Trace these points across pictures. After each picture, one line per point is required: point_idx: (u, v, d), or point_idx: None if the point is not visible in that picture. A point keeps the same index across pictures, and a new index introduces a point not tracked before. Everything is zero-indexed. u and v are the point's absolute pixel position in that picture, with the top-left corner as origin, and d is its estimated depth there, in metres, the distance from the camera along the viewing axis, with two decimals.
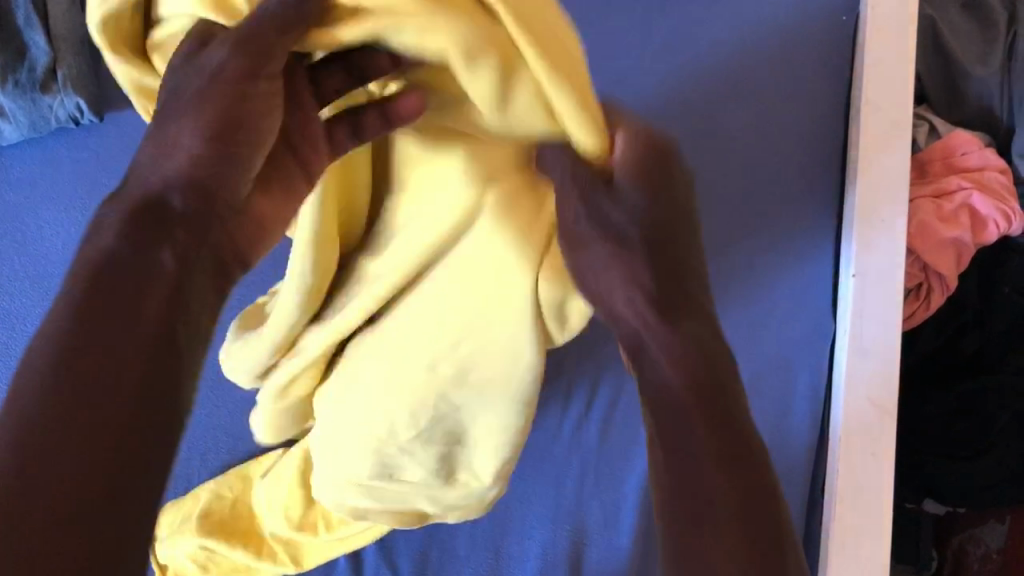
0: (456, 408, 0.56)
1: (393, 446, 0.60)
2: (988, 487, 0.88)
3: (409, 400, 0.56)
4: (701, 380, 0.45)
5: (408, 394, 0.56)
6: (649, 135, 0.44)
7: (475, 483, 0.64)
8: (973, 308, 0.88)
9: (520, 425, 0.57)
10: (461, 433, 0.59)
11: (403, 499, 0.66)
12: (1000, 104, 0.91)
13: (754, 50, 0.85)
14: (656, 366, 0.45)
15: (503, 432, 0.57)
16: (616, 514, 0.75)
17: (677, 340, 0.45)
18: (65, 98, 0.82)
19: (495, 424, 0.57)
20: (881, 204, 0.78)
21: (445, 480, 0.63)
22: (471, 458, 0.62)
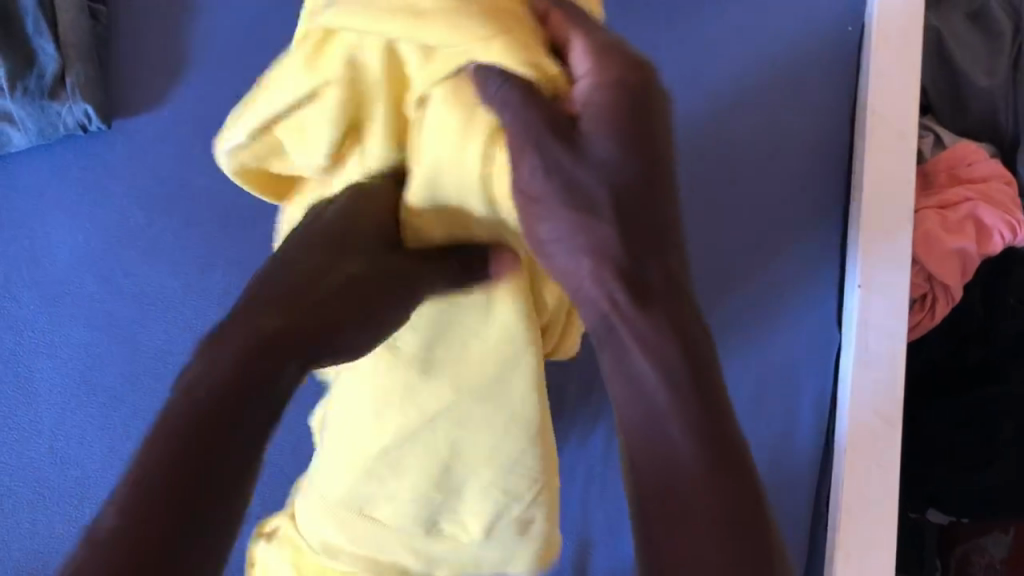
0: (454, 448, 0.60)
1: (384, 473, 0.61)
2: (988, 499, 0.87)
3: (408, 428, 0.60)
4: (676, 368, 0.47)
5: (409, 423, 0.59)
6: (623, 80, 0.47)
7: (461, 535, 0.63)
8: (977, 318, 0.89)
9: (513, 469, 0.61)
10: (453, 476, 0.61)
11: (383, 546, 0.63)
12: (1006, 117, 0.91)
13: (760, 60, 0.85)
14: (634, 359, 0.48)
15: (496, 475, 0.61)
16: (621, 522, 0.75)
17: (654, 328, 0.47)
18: (73, 105, 0.83)
19: (488, 465, 0.61)
20: (886, 214, 0.78)
21: (428, 529, 0.63)
22: (457, 502, 0.62)
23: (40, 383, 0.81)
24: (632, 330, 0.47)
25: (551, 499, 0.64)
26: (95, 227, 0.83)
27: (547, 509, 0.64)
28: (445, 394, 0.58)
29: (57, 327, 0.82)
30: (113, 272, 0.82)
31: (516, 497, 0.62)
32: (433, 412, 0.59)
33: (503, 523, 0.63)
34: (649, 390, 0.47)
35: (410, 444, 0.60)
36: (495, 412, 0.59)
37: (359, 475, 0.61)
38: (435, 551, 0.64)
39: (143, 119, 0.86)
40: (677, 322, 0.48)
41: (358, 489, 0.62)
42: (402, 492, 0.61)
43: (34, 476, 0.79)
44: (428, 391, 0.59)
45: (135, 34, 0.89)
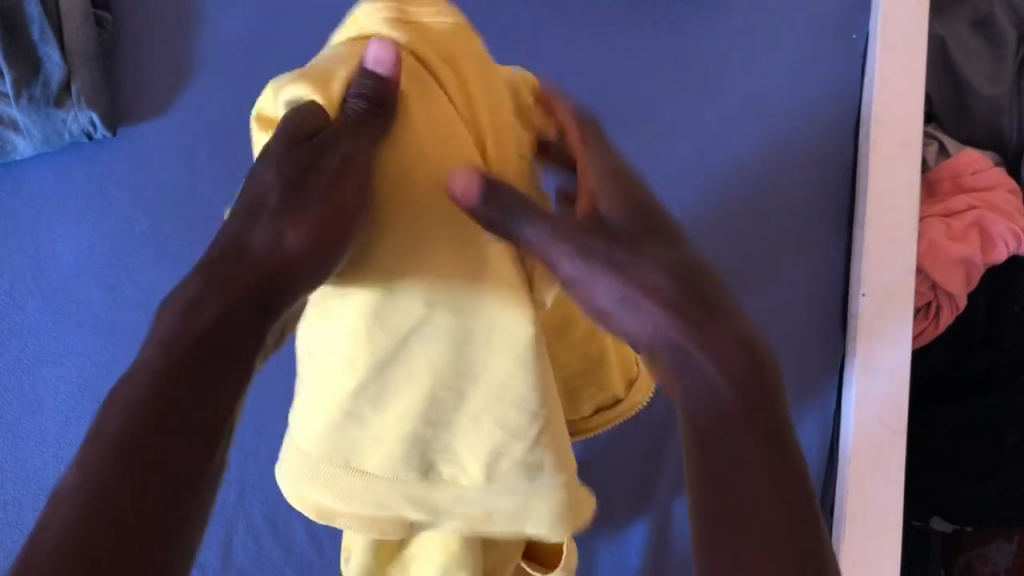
0: (442, 371, 0.47)
1: (362, 409, 0.49)
2: (992, 510, 0.87)
3: (377, 360, 0.47)
4: (744, 383, 0.39)
5: (374, 353, 0.46)
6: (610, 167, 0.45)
7: (463, 478, 0.52)
8: (981, 328, 0.89)
9: (528, 402, 0.48)
10: (447, 410, 0.49)
11: (378, 504, 0.51)
12: (1011, 124, 0.92)
13: (765, 68, 0.86)
14: (696, 371, 0.40)
15: (503, 403, 0.48)
16: (626, 528, 0.77)
17: (716, 346, 0.40)
18: (78, 113, 0.83)
19: (490, 391, 0.48)
20: (891, 221, 0.78)
21: (423, 472, 0.51)
22: (450, 438, 0.50)
23: (44, 390, 0.81)
24: (704, 352, 0.40)
25: (563, 438, 0.51)
26: (99, 235, 0.83)
27: (555, 458, 0.51)
28: (422, 321, 0.46)
29: (60, 334, 0.82)
30: (117, 279, 0.82)
31: (519, 438, 0.49)
32: (409, 334, 0.46)
33: (503, 466, 0.51)
34: (711, 392, 0.40)
35: (387, 385, 0.48)
36: (481, 330, 0.46)
37: (336, 423, 0.49)
38: (435, 499, 0.52)
39: (148, 125, 0.86)
40: (742, 343, 0.40)
41: (339, 440, 0.50)
42: (387, 438, 0.49)
43: (37, 484, 0.78)
44: (400, 327, 0.46)
45: (140, 42, 0.89)
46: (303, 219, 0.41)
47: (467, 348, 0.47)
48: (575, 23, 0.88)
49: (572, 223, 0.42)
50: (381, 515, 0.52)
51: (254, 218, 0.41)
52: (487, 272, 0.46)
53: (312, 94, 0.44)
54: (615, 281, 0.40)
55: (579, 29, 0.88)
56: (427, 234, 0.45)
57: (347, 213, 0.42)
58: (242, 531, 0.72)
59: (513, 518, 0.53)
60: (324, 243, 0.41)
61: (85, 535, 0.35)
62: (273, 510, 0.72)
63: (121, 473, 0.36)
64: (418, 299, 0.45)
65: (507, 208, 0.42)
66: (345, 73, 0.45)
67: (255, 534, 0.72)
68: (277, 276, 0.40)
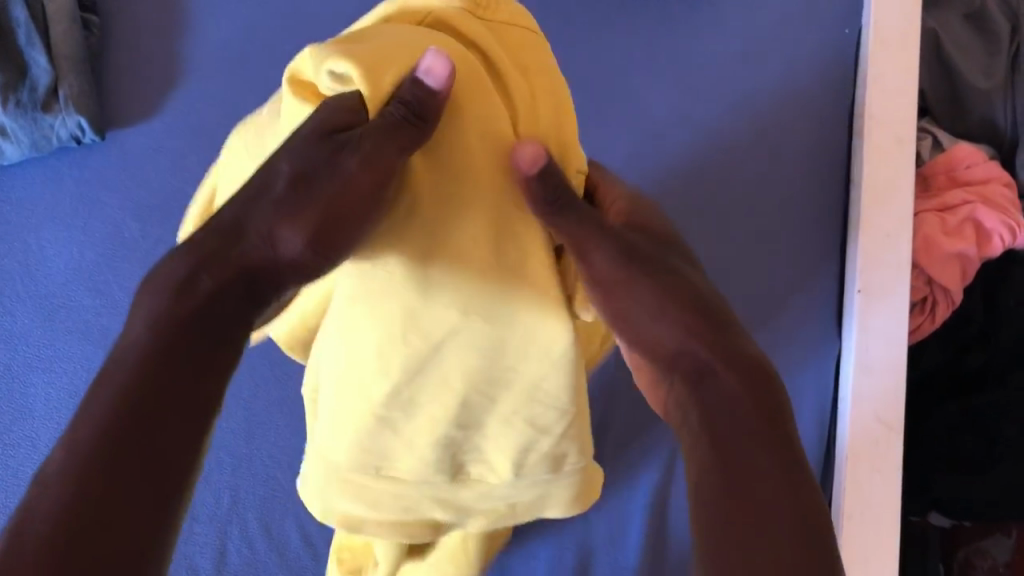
0: (475, 376, 0.48)
1: (393, 415, 0.49)
2: (993, 505, 0.87)
3: (410, 369, 0.47)
4: (763, 398, 0.41)
5: (407, 360, 0.46)
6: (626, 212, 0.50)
7: (491, 477, 0.53)
8: (977, 322, 0.89)
9: (560, 401, 0.49)
10: (479, 414, 0.50)
11: (407, 507, 0.53)
12: (1005, 117, 0.91)
13: (758, 64, 0.85)
14: (720, 385, 0.41)
15: (535, 404, 0.49)
16: (624, 531, 0.73)
17: (738, 362, 0.42)
18: (66, 117, 0.82)
19: (522, 394, 0.49)
20: (885, 217, 0.78)
21: (453, 475, 0.53)
22: (479, 439, 0.51)
23: (36, 397, 0.80)
24: (731, 368, 0.42)
25: (585, 430, 0.53)
26: (89, 240, 0.83)
27: (577, 445, 0.53)
28: (462, 329, 0.46)
29: (51, 341, 0.81)
30: (108, 284, 0.82)
31: (549, 434, 0.51)
32: (443, 340, 0.46)
33: (531, 460, 0.52)
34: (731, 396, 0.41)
35: (426, 389, 0.48)
36: (514, 334, 0.46)
37: (364, 429, 0.49)
38: (458, 493, 0.53)
39: (136, 128, 0.85)
40: (761, 373, 0.42)
41: (367, 446, 0.50)
42: (418, 440, 0.50)
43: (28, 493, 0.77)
44: (437, 334, 0.46)
45: (129, 44, 0.89)
46: (303, 216, 0.39)
47: (499, 351, 0.47)
48: (567, 21, 0.88)
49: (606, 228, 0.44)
50: (406, 518, 0.54)
51: (256, 202, 0.40)
52: (520, 279, 0.46)
53: (358, 77, 0.42)
54: (651, 289, 0.43)
55: (570, 26, 0.88)
56: (467, 245, 0.45)
57: (354, 217, 0.40)
58: (237, 534, 0.71)
59: (533, 505, 0.55)
60: (323, 241, 0.40)
61: (70, 522, 0.34)
62: (267, 514, 0.72)
63: (108, 465, 0.36)
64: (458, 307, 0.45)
65: (555, 194, 0.43)
66: (400, 60, 0.43)
67: (249, 540, 0.71)
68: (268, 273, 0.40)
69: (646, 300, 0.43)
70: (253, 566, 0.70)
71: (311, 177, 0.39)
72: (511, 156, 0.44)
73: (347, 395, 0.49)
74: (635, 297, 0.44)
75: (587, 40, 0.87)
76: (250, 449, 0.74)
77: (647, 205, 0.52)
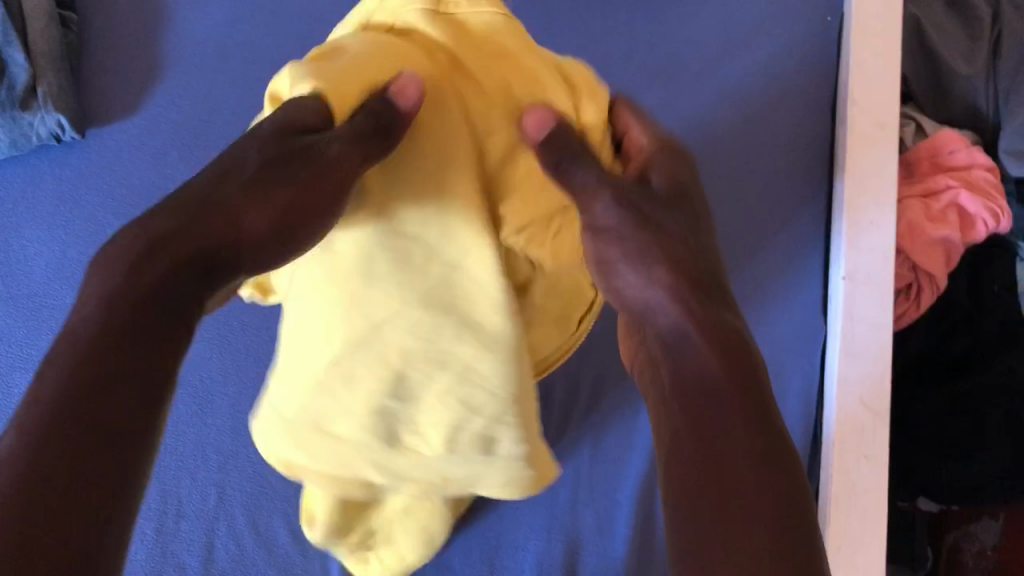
0: (419, 337, 0.49)
1: (336, 370, 0.50)
2: (983, 488, 0.87)
3: (357, 324, 0.49)
4: (731, 365, 0.44)
5: (356, 313, 0.48)
6: (671, 173, 0.54)
7: (425, 450, 0.54)
8: (962, 306, 0.88)
9: (499, 377, 0.50)
10: (418, 379, 0.51)
11: (342, 465, 0.54)
12: (987, 103, 0.91)
13: (740, 51, 0.85)
14: (687, 345, 0.45)
15: (472, 377, 0.50)
16: (611, 520, 0.72)
17: (707, 323, 0.45)
18: (45, 115, 0.81)
19: (463, 364, 0.50)
20: (868, 205, 0.78)
21: (389, 442, 0.53)
22: (417, 407, 0.52)
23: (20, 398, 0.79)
24: (699, 328, 0.45)
25: (525, 418, 0.53)
26: (72, 238, 0.82)
27: (511, 435, 0.53)
28: (397, 302, 0.48)
29: (35, 341, 0.80)
30: None
31: (481, 417, 0.51)
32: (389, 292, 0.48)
33: (463, 438, 0.53)
34: (693, 343, 0.45)
35: (363, 363, 0.50)
36: (460, 297, 0.49)
37: (310, 379, 0.51)
38: (398, 466, 0.54)
39: (118, 125, 0.85)
40: (728, 339, 0.45)
41: (309, 399, 0.52)
42: (358, 412, 0.51)
43: None
44: (374, 305, 0.48)
45: (108, 41, 0.88)
46: (273, 199, 0.45)
47: (444, 315, 0.49)
48: (550, 10, 0.87)
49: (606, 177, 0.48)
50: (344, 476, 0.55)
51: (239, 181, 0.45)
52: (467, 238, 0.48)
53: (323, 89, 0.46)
54: (637, 239, 0.47)
55: (553, 17, 0.87)
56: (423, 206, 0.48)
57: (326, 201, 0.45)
58: (225, 530, 0.71)
59: (465, 482, 0.56)
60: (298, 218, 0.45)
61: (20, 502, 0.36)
62: (255, 510, 0.72)
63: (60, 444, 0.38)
64: (397, 278, 0.48)
65: (564, 147, 0.48)
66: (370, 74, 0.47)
67: (237, 537, 0.71)
68: (224, 251, 0.45)
69: (638, 255, 0.47)
70: (241, 563, 0.70)
71: (289, 160, 0.45)
72: (521, 122, 0.49)
73: (303, 344, 0.51)
74: (630, 248, 0.47)
75: (570, 30, 0.86)
76: (236, 444, 0.74)
77: (683, 168, 0.55)
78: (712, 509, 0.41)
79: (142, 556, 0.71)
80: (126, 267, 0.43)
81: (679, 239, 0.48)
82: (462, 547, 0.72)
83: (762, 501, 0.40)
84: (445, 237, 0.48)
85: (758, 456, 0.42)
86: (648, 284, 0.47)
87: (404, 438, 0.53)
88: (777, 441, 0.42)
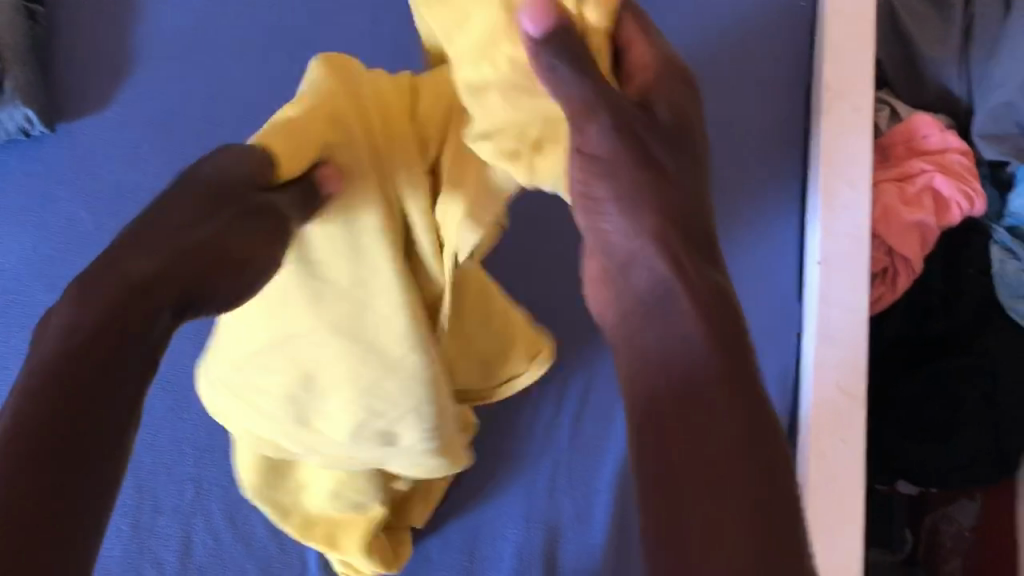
0: (341, 346, 0.60)
1: (274, 355, 0.61)
2: (960, 469, 0.87)
3: (294, 321, 0.60)
4: (722, 342, 0.45)
5: (292, 314, 0.59)
6: (663, 62, 0.55)
7: (330, 438, 0.65)
8: (938, 291, 0.89)
9: (406, 383, 0.62)
10: (334, 378, 0.62)
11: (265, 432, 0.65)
12: (960, 88, 0.91)
13: (714, 38, 0.85)
14: (676, 315, 0.47)
15: (381, 382, 0.62)
16: (589, 507, 0.72)
17: (708, 286, 0.48)
18: (13, 110, 0.81)
19: (373, 372, 0.61)
20: (843, 189, 0.78)
21: (304, 423, 0.64)
22: (331, 398, 0.63)
23: None
24: (690, 294, 0.47)
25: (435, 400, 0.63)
26: (43, 233, 0.82)
27: (410, 422, 0.64)
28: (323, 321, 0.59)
29: (7, 338, 0.80)
30: (64, 279, 0.80)
31: (383, 416, 0.63)
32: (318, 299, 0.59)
33: (367, 429, 0.64)
34: (676, 299, 0.48)
35: (297, 368, 0.61)
36: (376, 315, 0.59)
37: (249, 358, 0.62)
38: (308, 444, 0.65)
39: (87, 119, 0.84)
40: (721, 296, 0.48)
41: (247, 374, 0.62)
42: (291, 408, 0.63)
43: None
44: (308, 319, 0.59)
45: (78, 34, 0.87)
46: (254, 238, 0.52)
47: (361, 334, 0.60)
48: None
49: (614, 114, 0.50)
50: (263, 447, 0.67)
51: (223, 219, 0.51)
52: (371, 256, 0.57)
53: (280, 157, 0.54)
54: (631, 181, 0.50)
55: None
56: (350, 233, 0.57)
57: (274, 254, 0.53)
58: (202, 524, 0.71)
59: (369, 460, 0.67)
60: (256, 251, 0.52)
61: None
62: (232, 505, 0.72)
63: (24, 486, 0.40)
64: (319, 301, 0.59)
65: (566, 48, 0.49)
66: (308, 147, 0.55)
67: (214, 532, 0.71)
68: (200, 289, 0.51)
69: (628, 199, 0.50)
70: (219, 557, 0.70)
71: (268, 210, 0.52)
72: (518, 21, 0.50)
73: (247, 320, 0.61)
74: (620, 186, 0.51)
75: None
76: (212, 438, 0.74)
77: (675, 61, 0.56)
78: (690, 505, 0.41)
79: (118, 552, 0.70)
80: (107, 299, 0.48)
81: (671, 174, 0.52)
82: (443, 542, 0.73)
83: (747, 496, 0.41)
84: (359, 260, 0.58)
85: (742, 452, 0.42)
86: (634, 230, 0.50)
87: (323, 427, 0.64)
88: (760, 435, 0.43)
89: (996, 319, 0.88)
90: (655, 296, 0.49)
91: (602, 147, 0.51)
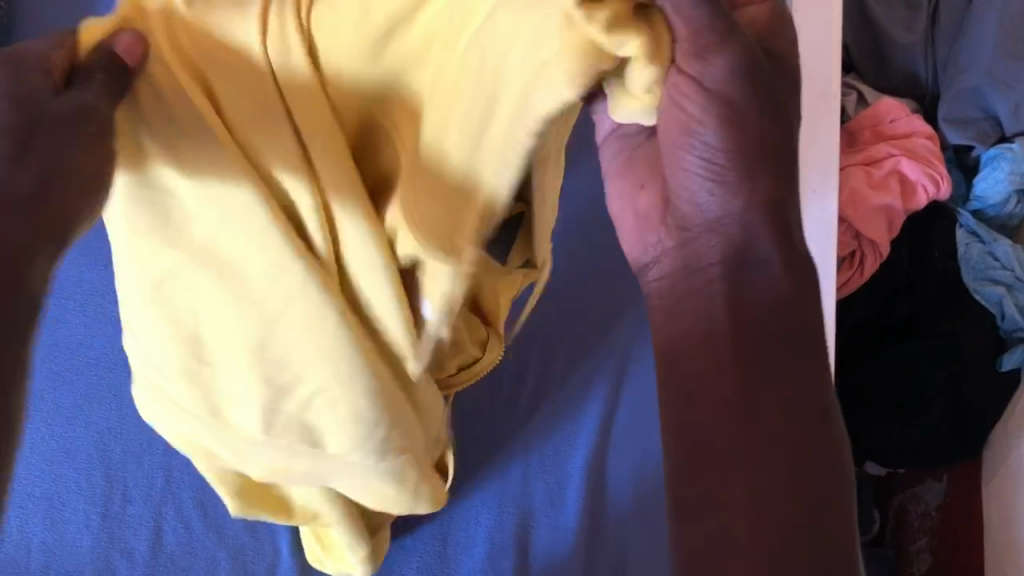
0: (215, 311, 0.45)
1: (147, 318, 0.47)
2: (924, 449, 0.89)
3: (146, 273, 0.44)
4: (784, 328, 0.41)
5: (144, 263, 0.44)
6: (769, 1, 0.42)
7: (245, 428, 0.52)
8: (904, 274, 0.89)
9: (324, 375, 0.47)
10: (220, 352, 0.47)
11: (177, 417, 0.54)
12: (926, 73, 0.93)
13: None
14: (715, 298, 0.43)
15: (274, 361, 0.47)
16: (561, 492, 0.72)
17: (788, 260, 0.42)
18: None
19: (262, 346, 0.46)
20: (812, 175, 0.78)
21: (211, 410, 0.52)
22: (225, 381, 0.49)
23: None
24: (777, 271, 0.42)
25: (391, 414, 0.51)
26: None
27: (337, 435, 0.51)
28: (190, 272, 0.43)
29: None
30: None
31: (298, 407, 0.49)
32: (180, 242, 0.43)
33: (287, 427, 0.51)
34: (705, 270, 0.43)
35: (181, 331, 0.47)
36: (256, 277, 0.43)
37: (131, 321, 0.48)
38: (226, 439, 0.53)
39: None
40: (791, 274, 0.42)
41: (143, 348, 0.49)
42: (195, 388, 0.50)
43: None
44: (173, 253, 0.43)
45: None
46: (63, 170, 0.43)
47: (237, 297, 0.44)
48: None
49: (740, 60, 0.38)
50: (179, 425, 0.55)
51: None
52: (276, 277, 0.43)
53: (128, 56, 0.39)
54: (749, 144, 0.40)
55: None
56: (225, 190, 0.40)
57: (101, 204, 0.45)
58: (172, 514, 0.71)
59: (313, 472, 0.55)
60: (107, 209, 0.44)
61: None
62: (203, 494, 0.71)
63: None
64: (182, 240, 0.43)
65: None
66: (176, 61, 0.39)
67: (185, 520, 0.71)
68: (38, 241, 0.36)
69: (738, 160, 0.40)
70: (189, 546, 0.70)
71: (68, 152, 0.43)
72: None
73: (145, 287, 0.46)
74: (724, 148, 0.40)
75: None
76: None
77: None
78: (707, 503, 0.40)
79: (88, 541, 0.70)
80: None
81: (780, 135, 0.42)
82: (417, 528, 0.72)
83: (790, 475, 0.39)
84: (235, 227, 0.41)
85: (790, 466, 0.39)
86: (730, 191, 0.41)
87: (234, 420, 0.52)
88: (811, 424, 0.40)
89: (963, 301, 0.88)
90: (735, 261, 0.42)
91: (713, 82, 0.37)
